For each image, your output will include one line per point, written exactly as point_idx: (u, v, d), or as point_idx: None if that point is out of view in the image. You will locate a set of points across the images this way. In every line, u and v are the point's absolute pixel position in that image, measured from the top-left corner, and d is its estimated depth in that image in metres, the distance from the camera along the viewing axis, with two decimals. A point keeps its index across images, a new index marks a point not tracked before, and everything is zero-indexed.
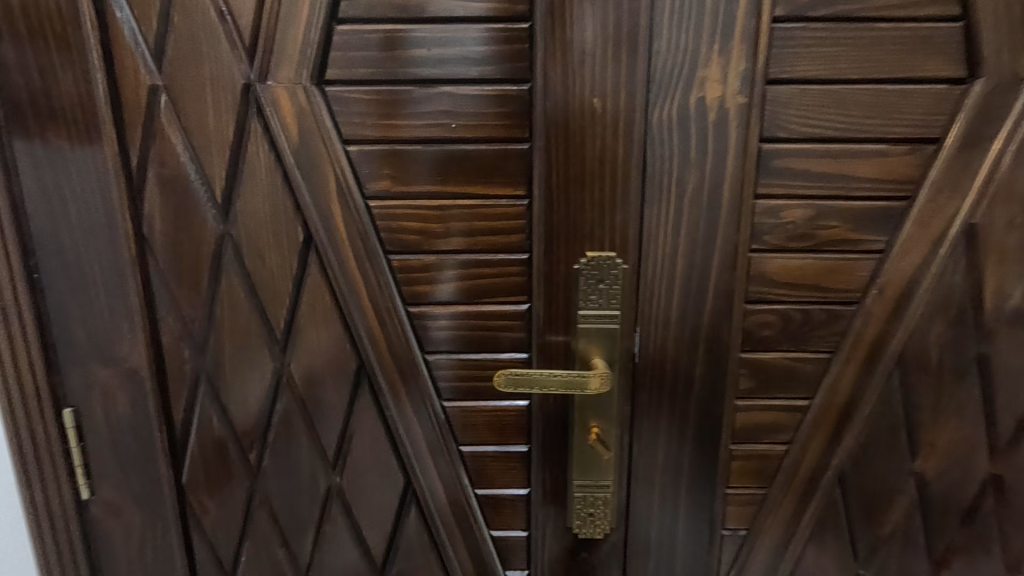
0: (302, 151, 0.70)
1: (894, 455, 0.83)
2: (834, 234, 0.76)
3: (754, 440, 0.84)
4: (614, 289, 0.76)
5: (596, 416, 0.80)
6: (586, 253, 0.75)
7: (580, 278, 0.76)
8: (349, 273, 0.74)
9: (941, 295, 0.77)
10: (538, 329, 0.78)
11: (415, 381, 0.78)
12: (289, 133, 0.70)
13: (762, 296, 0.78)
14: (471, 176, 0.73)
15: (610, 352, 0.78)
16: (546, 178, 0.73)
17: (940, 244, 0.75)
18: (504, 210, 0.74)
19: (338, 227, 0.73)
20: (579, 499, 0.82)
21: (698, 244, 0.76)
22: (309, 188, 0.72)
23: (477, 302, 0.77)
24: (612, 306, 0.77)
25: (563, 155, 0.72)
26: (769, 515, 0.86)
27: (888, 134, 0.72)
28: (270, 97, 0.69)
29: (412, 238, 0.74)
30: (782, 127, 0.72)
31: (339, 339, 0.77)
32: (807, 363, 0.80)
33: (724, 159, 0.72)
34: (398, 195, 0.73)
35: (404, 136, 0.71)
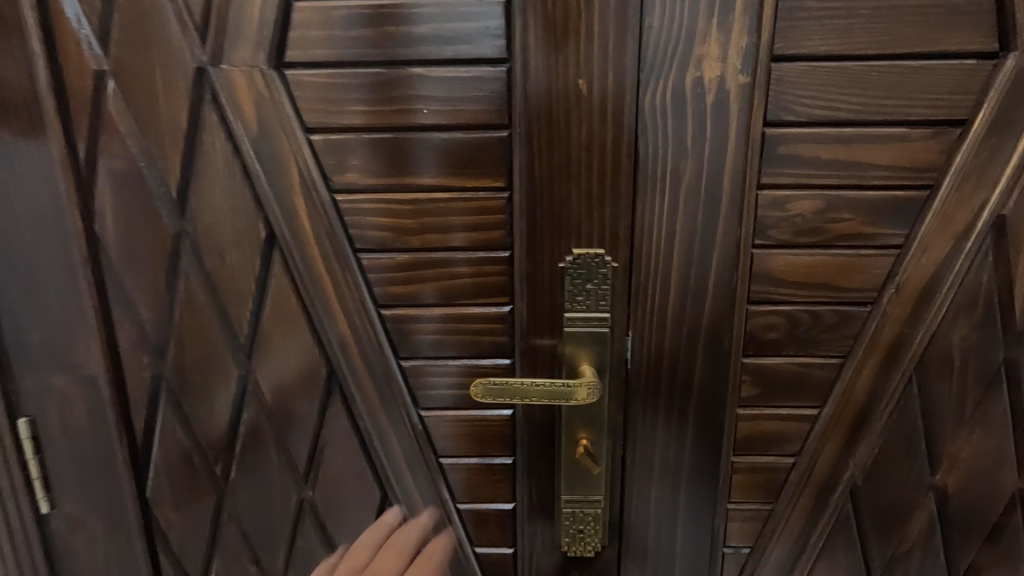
0: (261, 141, 0.65)
1: (912, 468, 0.76)
2: (846, 228, 0.69)
3: (759, 452, 0.77)
4: (603, 289, 0.70)
5: (585, 426, 0.74)
6: (572, 250, 0.69)
7: (567, 277, 0.70)
8: (315, 274, 0.69)
9: (966, 294, 0.70)
10: (522, 333, 0.72)
11: (390, 389, 0.73)
12: (246, 121, 0.64)
13: (766, 296, 0.71)
14: (446, 167, 0.67)
15: (600, 358, 0.72)
16: (528, 167, 0.66)
17: (965, 238, 0.68)
18: (482, 203, 0.67)
19: (303, 224, 0.67)
20: (568, 516, 0.76)
21: (696, 240, 0.69)
22: (270, 182, 0.66)
23: (455, 305, 0.71)
24: (601, 307, 0.70)
25: (547, 143, 0.66)
26: (775, 532, 0.80)
27: (908, 116, 0.65)
28: (224, 81, 0.63)
29: (382, 234, 0.68)
30: (789, 110, 0.65)
31: (307, 344, 0.72)
32: (816, 369, 0.74)
33: (725, 145, 0.66)
34: (369, 189, 0.67)
35: (372, 123, 0.65)
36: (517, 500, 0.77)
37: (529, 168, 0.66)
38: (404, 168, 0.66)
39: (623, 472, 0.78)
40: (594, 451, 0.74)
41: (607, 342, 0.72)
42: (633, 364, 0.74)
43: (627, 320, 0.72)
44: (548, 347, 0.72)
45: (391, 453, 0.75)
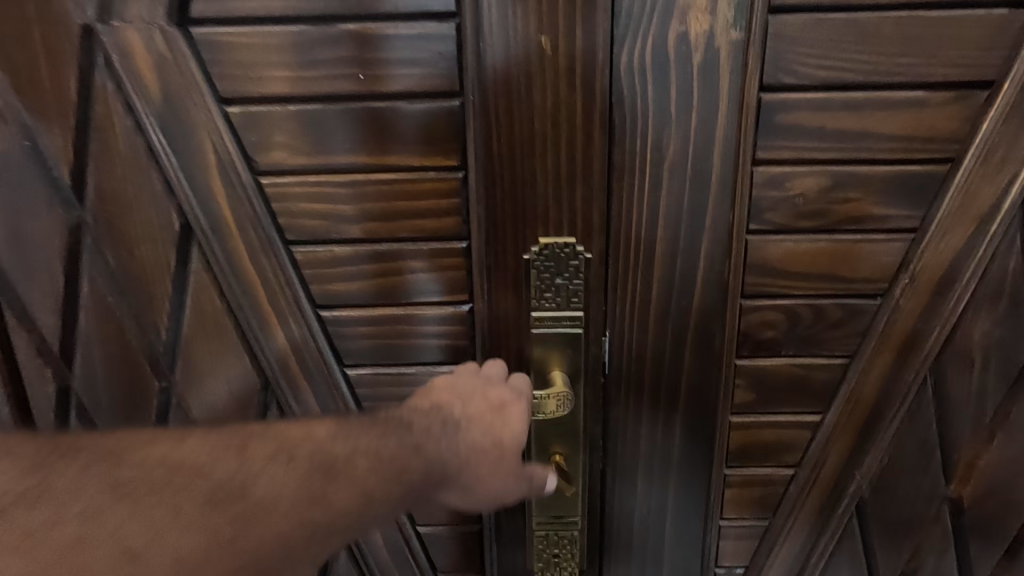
0: (169, 115, 0.55)
1: (925, 479, 0.68)
2: (853, 209, 0.60)
3: (754, 464, 0.69)
4: (575, 284, 0.61)
5: (559, 440, 0.65)
6: (538, 240, 0.60)
7: (532, 271, 0.60)
8: (241, 271, 0.60)
9: (989, 284, 0.61)
10: (483, 335, 0.63)
11: (334, 399, 0.65)
12: (148, 92, 0.54)
13: (762, 289, 0.62)
14: (387, 146, 0.57)
15: (574, 362, 0.63)
16: (484, 143, 0.57)
17: (990, 219, 0.59)
18: (432, 186, 0.58)
19: (224, 213, 0.58)
20: (540, 540, 0.68)
21: (681, 225, 0.60)
22: (182, 164, 0.56)
23: (408, 305, 0.62)
24: (573, 306, 0.61)
25: (505, 115, 0.56)
26: (773, 551, 0.72)
27: (927, 78, 0.56)
28: (118, 42, 0.53)
29: (315, 224, 0.59)
30: (788, 72, 0.55)
31: (236, 351, 0.63)
32: (818, 371, 0.65)
33: (714, 114, 0.56)
34: (296, 172, 0.57)
35: (297, 92, 0.55)
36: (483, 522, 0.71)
37: (486, 144, 0.57)
38: (342, 145, 0.56)
39: (603, 486, 0.70)
40: (570, 468, 0.66)
41: (581, 345, 0.63)
42: (611, 370, 0.65)
43: (604, 319, 0.63)
44: (513, 350, 0.64)
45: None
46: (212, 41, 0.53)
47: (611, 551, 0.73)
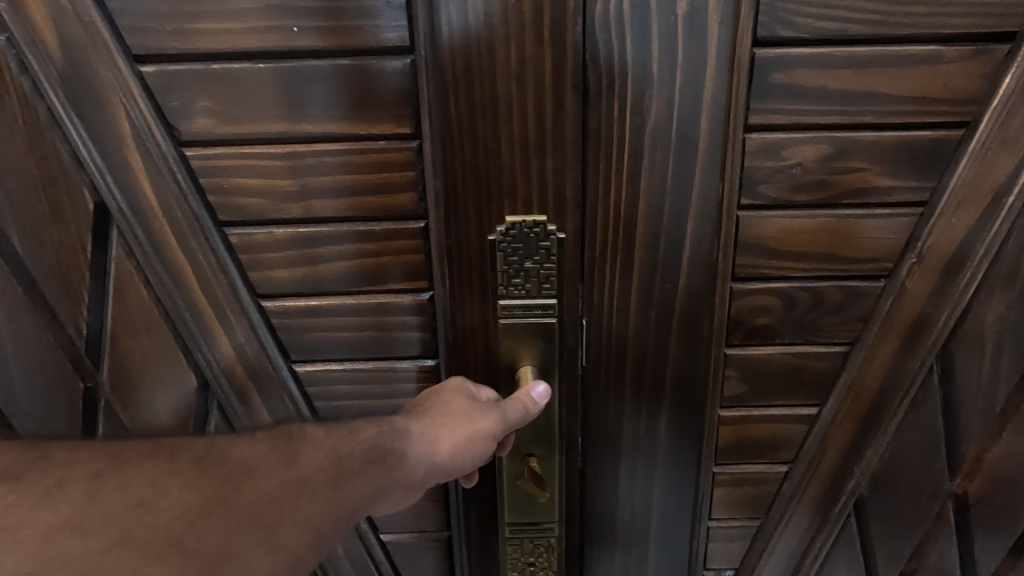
0: (86, 94, 0.54)
1: (930, 476, 0.63)
2: (858, 181, 0.54)
3: (746, 461, 0.64)
4: (545, 268, 0.56)
5: (533, 439, 0.60)
6: (505, 218, 0.55)
7: (498, 252, 0.56)
8: (164, 245, 0.59)
9: (1006, 264, 0.55)
10: (444, 321, 0.60)
11: (268, 376, 0.64)
12: (49, 54, 0.52)
13: (755, 271, 0.56)
14: (333, 114, 0.54)
15: (546, 356, 0.58)
16: (441, 108, 0.51)
17: (1009, 190, 0.53)
18: (383, 157, 0.55)
19: (140, 184, 0.57)
20: (514, 547, 0.64)
21: (666, 200, 0.54)
22: (103, 145, 0.55)
23: (358, 294, 0.60)
24: (545, 294, 0.56)
25: (463, 78, 0.50)
26: (765, 552, 0.68)
27: (943, 29, 0.49)
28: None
29: (255, 202, 0.57)
30: (787, 23, 0.49)
31: (165, 326, 0.63)
32: (816, 361, 0.60)
33: (701, 73, 0.50)
34: (226, 143, 0.55)
35: (227, 48, 0.52)
36: (451, 525, 0.66)
37: (442, 110, 0.51)
38: (288, 119, 0.54)
39: (583, 486, 0.65)
40: (546, 472, 0.61)
41: (554, 334, 0.58)
42: (590, 361, 0.60)
43: (580, 306, 0.58)
44: (480, 336, 0.60)
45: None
46: (134, 9, 0.51)
47: (592, 556, 0.69)
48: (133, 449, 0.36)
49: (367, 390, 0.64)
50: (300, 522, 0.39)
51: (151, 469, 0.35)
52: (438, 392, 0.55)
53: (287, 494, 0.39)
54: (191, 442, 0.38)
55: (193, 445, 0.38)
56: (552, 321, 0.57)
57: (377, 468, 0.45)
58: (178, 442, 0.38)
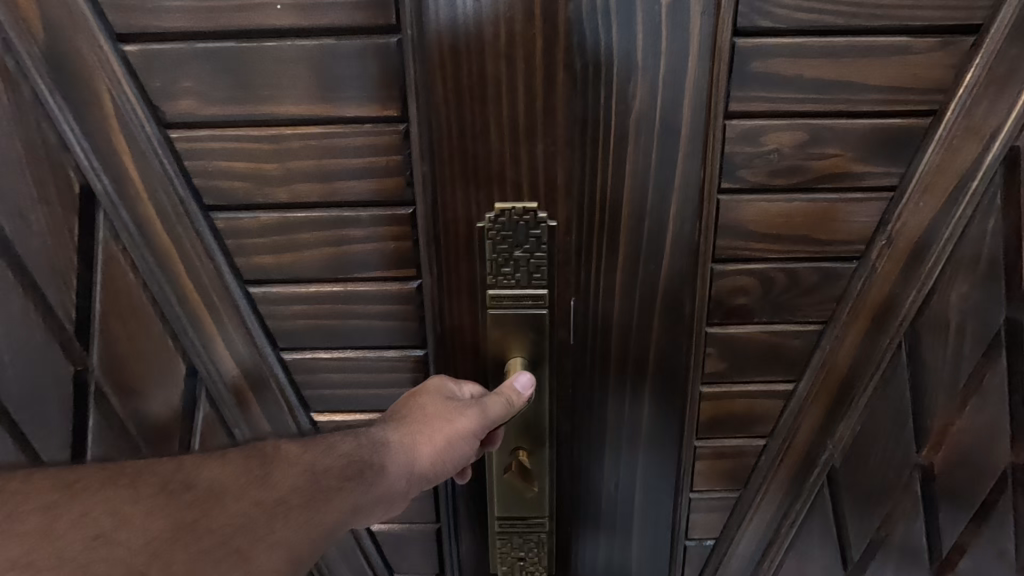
0: (73, 90, 0.58)
1: (897, 447, 0.67)
2: (833, 167, 0.56)
3: (726, 435, 0.67)
4: (535, 256, 0.58)
5: (522, 432, 0.63)
6: (495, 205, 0.57)
7: (488, 239, 0.58)
8: (151, 227, 0.63)
9: (970, 247, 0.58)
10: (432, 305, 0.63)
11: (254, 357, 0.68)
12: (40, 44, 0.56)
13: (735, 253, 0.59)
14: (320, 97, 0.57)
15: (535, 347, 0.61)
16: (432, 94, 0.53)
17: (974, 175, 0.56)
18: (369, 141, 0.58)
19: (127, 169, 0.61)
20: (504, 542, 0.67)
21: (649, 184, 0.56)
22: (93, 140, 0.59)
23: (345, 281, 0.65)
24: (535, 283, 0.59)
25: (453, 65, 0.52)
26: (739, 523, 0.71)
27: (912, 20, 0.51)
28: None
29: (239, 185, 0.61)
30: (766, 15, 0.51)
31: (152, 306, 0.66)
32: (793, 339, 0.62)
33: (684, 60, 0.51)
34: (210, 123, 0.59)
35: (210, 26, 0.55)
36: (441, 519, 0.71)
37: (430, 95, 0.53)
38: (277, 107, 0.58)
39: (569, 460, 0.68)
40: (535, 464, 0.64)
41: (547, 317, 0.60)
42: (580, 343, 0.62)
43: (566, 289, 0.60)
44: (467, 318, 0.63)
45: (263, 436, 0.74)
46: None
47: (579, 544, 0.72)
48: (94, 476, 0.37)
49: (355, 377, 0.69)
50: (275, 545, 0.42)
51: (115, 499, 0.36)
52: (417, 391, 0.58)
53: (258, 516, 0.42)
54: (156, 466, 0.40)
55: (160, 468, 0.40)
56: (542, 311, 0.60)
57: (354, 483, 0.48)
58: (140, 468, 0.39)
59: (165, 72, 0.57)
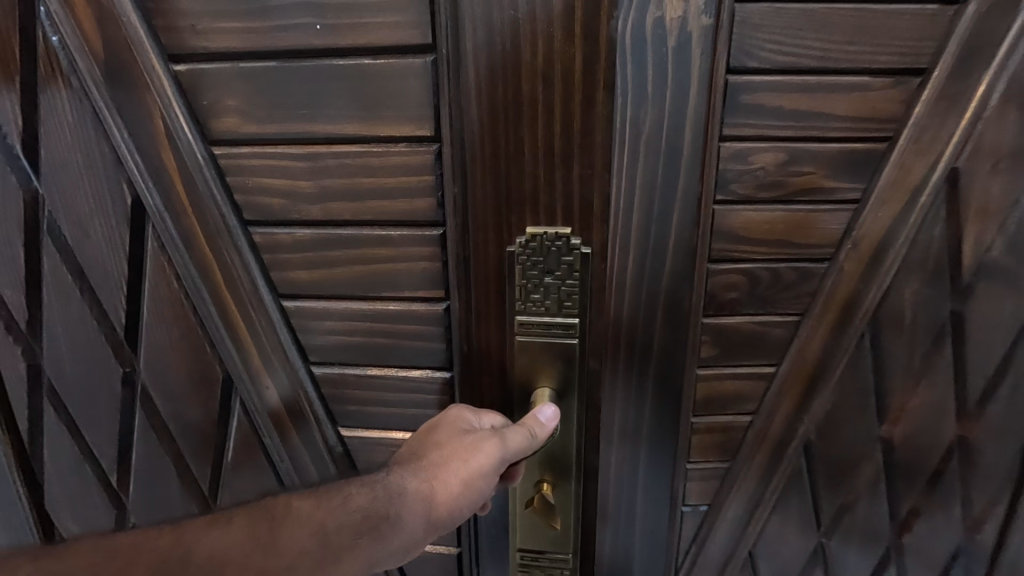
0: (145, 144, 0.74)
1: (863, 422, 0.78)
2: (808, 182, 0.67)
3: (718, 412, 0.77)
4: (564, 285, 0.69)
5: (547, 471, 0.76)
6: (527, 229, 0.69)
7: (518, 261, 0.70)
8: (200, 239, 0.78)
9: (920, 251, 0.70)
10: (457, 319, 0.76)
11: (283, 361, 0.83)
12: (127, 93, 0.72)
13: (726, 254, 0.69)
14: (357, 116, 0.69)
15: (564, 376, 0.73)
16: (473, 128, 0.65)
17: (922, 191, 0.67)
18: (399, 164, 0.70)
19: (184, 192, 0.75)
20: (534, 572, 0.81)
21: (657, 196, 0.66)
22: (156, 179, 0.76)
23: (372, 299, 0.78)
24: (565, 311, 0.70)
25: (496, 98, 0.64)
26: (729, 492, 0.81)
27: (871, 63, 0.63)
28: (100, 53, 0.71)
29: (274, 202, 0.75)
30: (753, 56, 0.62)
31: (201, 306, 0.81)
32: (774, 328, 0.73)
33: (687, 93, 0.62)
34: (254, 139, 0.72)
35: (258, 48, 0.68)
36: (463, 545, 0.89)
37: (464, 119, 0.65)
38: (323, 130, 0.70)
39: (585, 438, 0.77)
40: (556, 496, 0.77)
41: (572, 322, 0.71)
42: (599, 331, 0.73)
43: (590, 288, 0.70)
44: (493, 334, 0.75)
45: (300, 465, 0.90)
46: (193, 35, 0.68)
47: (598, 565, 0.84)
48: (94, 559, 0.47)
49: (380, 384, 0.82)
50: None
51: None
52: (432, 434, 0.67)
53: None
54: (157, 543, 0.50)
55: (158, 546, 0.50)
56: (570, 339, 0.71)
57: (367, 536, 0.59)
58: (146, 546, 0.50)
59: (215, 94, 0.71)
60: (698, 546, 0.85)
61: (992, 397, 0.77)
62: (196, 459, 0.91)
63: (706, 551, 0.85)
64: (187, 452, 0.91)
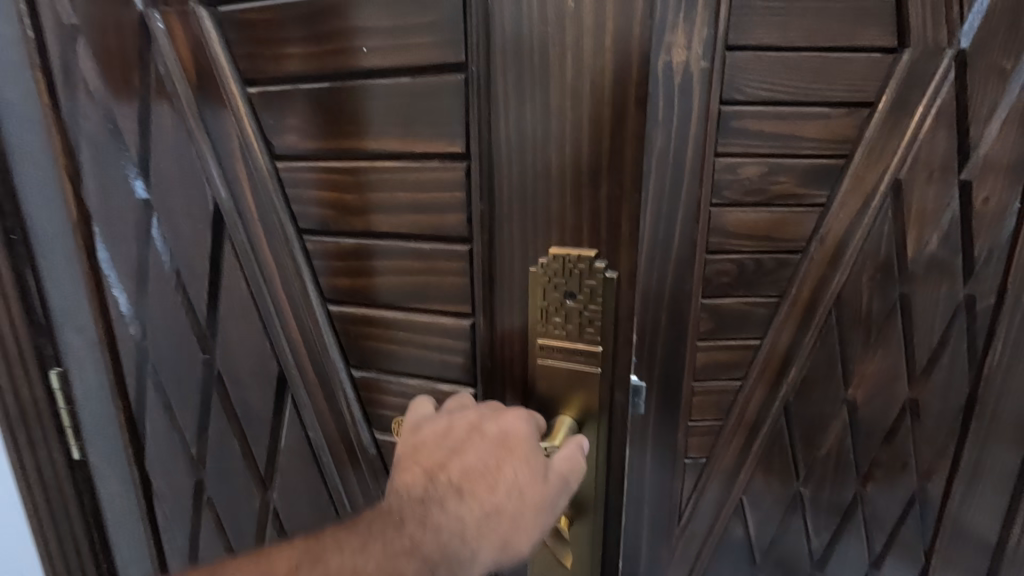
0: (228, 166, 0.90)
1: (831, 386, 0.95)
2: (784, 190, 0.84)
3: (713, 377, 0.93)
4: (584, 309, 0.76)
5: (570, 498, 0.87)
6: (549, 251, 0.76)
7: (541, 280, 0.77)
8: (268, 245, 0.92)
9: (872, 245, 0.88)
10: (482, 332, 0.85)
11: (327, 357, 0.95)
12: (216, 123, 0.88)
13: (720, 247, 0.86)
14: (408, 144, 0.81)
15: (585, 408, 0.81)
16: (496, 153, 0.75)
17: (873, 196, 0.85)
18: (438, 190, 0.80)
19: (256, 204, 0.90)
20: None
21: (665, 202, 0.82)
22: (235, 193, 0.91)
23: (406, 310, 0.89)
24: (586, 335, 0.76)
25: (523, 123, 0.73)
26: (722, 446, 0.97)
27: (831, 98, 0.80)
28: (200, 91, 0.87)
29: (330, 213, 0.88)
30: (739, 91, 0.79)
31: (264, 302, 0.95)
32: (758, 307, 0.90)
33: (689, 119, 0.79)
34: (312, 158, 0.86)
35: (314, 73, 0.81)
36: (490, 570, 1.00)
37: (492, 139, 0.74)
38: (370, 146, 0.82)
39: (609, 417, 0.83)
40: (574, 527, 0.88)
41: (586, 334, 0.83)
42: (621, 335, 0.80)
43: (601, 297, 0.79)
44: (517, 352, 0.83)
45: (340, 472, 1.00)
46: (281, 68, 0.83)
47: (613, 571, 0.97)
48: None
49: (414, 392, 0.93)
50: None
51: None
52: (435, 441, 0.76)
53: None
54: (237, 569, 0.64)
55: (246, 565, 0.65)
56: (592, 365, 0.78)
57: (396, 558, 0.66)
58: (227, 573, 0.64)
59: (282, 112, 0.85)
60: (697, 497, 0.99)
61: (935, 365, 0.95)
62: (259, 441, 1.03)
63: (704, 502, 1.00)
64: (248, 434, 1.04)
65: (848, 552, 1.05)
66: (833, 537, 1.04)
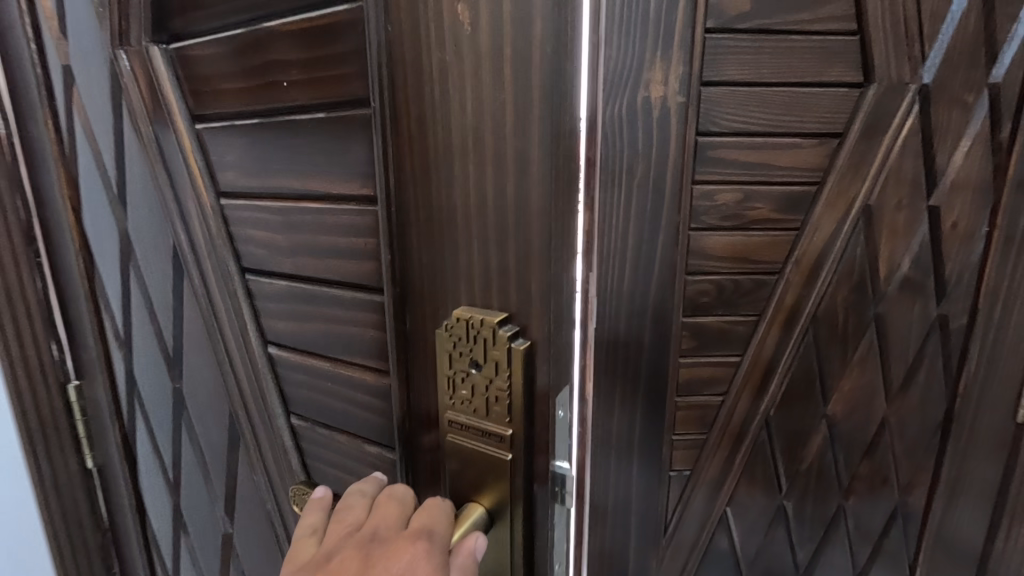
0: (173, 211, 0.63)
1: (811, 402, 0.99)
2: (760, 215, 0.89)
3: (697, 392, 0.98)
4: (500, 387, 0.40)
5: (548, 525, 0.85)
6: (456, 310, 0.41)
7: (445, 341, 0.42)
8: (206, 295, 0.65)
9: (845, 266, 0.92)
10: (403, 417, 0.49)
11: (285, 458, 0.65)
12: (135, 120, 0.63)
13: (700, 268, 0.91)
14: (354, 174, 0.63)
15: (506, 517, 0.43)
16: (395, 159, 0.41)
17: (845, 219, 0.90)
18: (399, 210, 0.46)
19: (188, 236, 0.63)
20: None
21: (647, 224, 0.87)
22: (163, 219, 0.65)
23: (336, 359, 0.57)
24: (501, 425, 0.41)
25: (441, 163, 0.38)
26: (707, 457, 1.01)
27: (801, 129, 0.86)
28: (113, 74, 0.62)
29: None
30: (715, 123, 0.85)
31: (205, 372, 0.69)
32: (738, 325, 0.94)
33: (667, 148, 0.84)
34: None
35: None
36: None
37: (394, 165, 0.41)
38: (307, 170, 0.52)
39: (528, 500, 0.42)
40: None
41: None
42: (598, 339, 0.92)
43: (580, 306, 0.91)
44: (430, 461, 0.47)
45: None
46: None
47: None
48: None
49: None
50: None
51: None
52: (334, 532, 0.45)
53: None
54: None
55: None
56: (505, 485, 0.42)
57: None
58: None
59: None
60: (683, 507, 1.04)
61: (910, 382, 0.97)
62: (203, 554, 0.80)
63: (690, 510, 1.04)
64: (194, 533, 0.81)
65: (833, 563, 1.08)
66: (817, 548, 1.07)
